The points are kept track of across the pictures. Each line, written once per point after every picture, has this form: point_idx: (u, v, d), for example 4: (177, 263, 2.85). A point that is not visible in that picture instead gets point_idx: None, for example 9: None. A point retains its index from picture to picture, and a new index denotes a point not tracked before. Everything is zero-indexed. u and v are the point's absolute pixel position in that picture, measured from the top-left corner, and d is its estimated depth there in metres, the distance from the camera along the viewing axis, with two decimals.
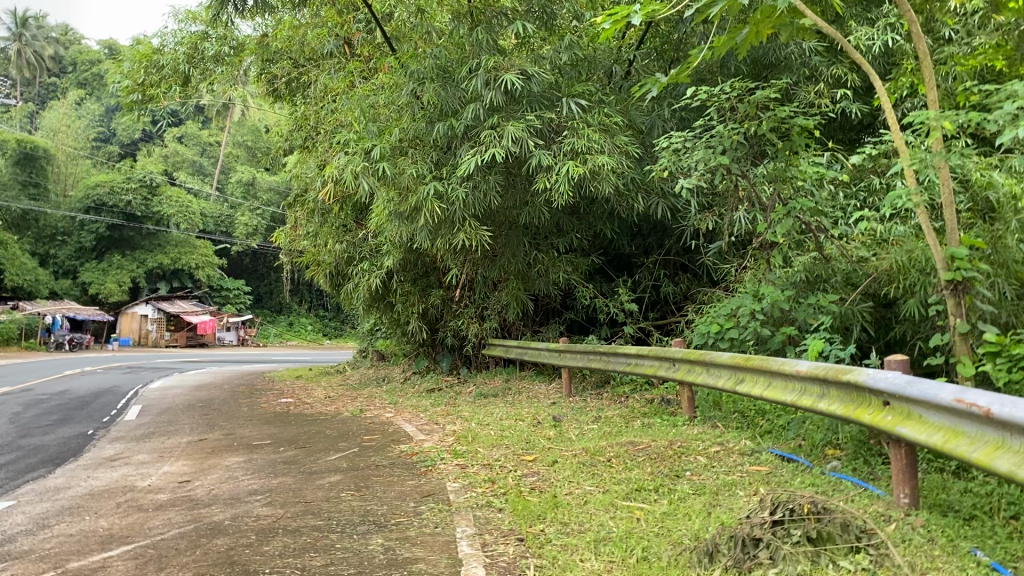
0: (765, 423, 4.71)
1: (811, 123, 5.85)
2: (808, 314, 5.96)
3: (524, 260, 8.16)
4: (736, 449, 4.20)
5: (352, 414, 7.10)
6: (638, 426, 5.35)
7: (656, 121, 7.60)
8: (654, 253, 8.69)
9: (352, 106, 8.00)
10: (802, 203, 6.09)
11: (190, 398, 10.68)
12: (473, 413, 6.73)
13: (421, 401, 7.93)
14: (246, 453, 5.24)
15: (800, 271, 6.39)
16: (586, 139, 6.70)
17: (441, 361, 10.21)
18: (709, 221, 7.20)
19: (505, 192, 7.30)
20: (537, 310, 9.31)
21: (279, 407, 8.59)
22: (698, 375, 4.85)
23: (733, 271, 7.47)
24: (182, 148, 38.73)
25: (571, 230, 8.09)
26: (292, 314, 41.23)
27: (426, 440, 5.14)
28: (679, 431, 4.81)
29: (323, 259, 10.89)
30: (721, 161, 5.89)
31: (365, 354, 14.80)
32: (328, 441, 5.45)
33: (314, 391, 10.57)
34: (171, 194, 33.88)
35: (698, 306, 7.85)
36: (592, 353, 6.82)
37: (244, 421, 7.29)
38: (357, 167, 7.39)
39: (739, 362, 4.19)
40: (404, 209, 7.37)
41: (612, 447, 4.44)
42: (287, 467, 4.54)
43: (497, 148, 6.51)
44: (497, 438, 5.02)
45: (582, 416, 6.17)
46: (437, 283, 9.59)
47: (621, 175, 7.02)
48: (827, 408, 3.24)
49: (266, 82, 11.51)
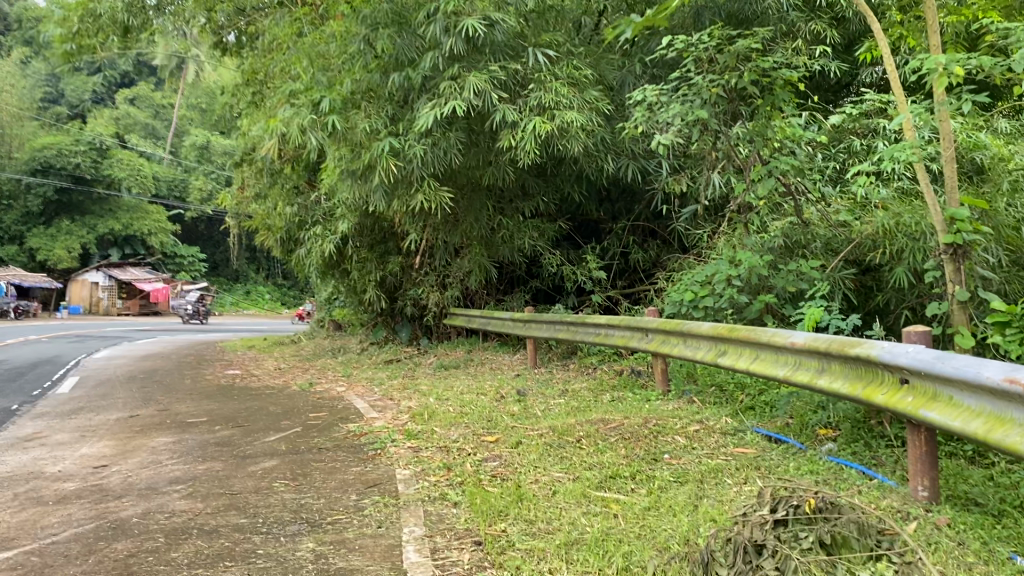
0: (746, 398, 4.31)
1: (795, 77, 5.43)
2: (789, 281, 5.57)
3: (487, 225, 7.69)
4: (717, 428, 3.80)
5: (300, 389, 6.61)
6: (608, 401, 4.94)
7: (627, 77, 7.23)
8: (623, 218, 8.28)
9: (301, 55, 7.40)
10: (785, 163, 5.69)
11: (133, 369, 10.07)
12: (432, 386, 6.29)
13: (376, 374, 7.47)
14: (178, 432, 4.73)
15: (779, 236, 6.02)
16: (554, 94, 6.26)
17: (400, 331, 9.76)
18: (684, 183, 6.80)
19: (467, 150, 6.80)
20: (501, 279, 8.88)
21: (225, 380, 8.07)
22: (674, 347, 4.43)
23: (706, 237, 7.10)
24: (133, 109, 37.29)
25: (537, 193, 7.65)
26: (250, 282, 40.26)
27: (378, 418, 4.68)
28: (652, 407, 4.40)
29: (273, 223, 10.32)
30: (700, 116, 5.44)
31: (321, 323, 14.23)
32: (269, 420, 4.96)
33: (265, 362, 10.03)
34: (123, 157, 32.66)
35: (669, 274, 7.47)
36: (560, 323, 6.40)
37: (183, 395, 6.76)
38: (305, 121, 6.82)
39: (721, 333, 3.78)
40: (358, 167, 6.85)
41: (581, 426, 4.02)
42: (219, 450, 4.05)
43: (458, 101, 6.02)
44: (455, 416, 4.58)
45: (548, 390, 5.75)
46: (396, 249, 9.10)
47: (591, 132, 6.57)
48: (829, 386, 2.84)
49: (212, 34, 10.76)
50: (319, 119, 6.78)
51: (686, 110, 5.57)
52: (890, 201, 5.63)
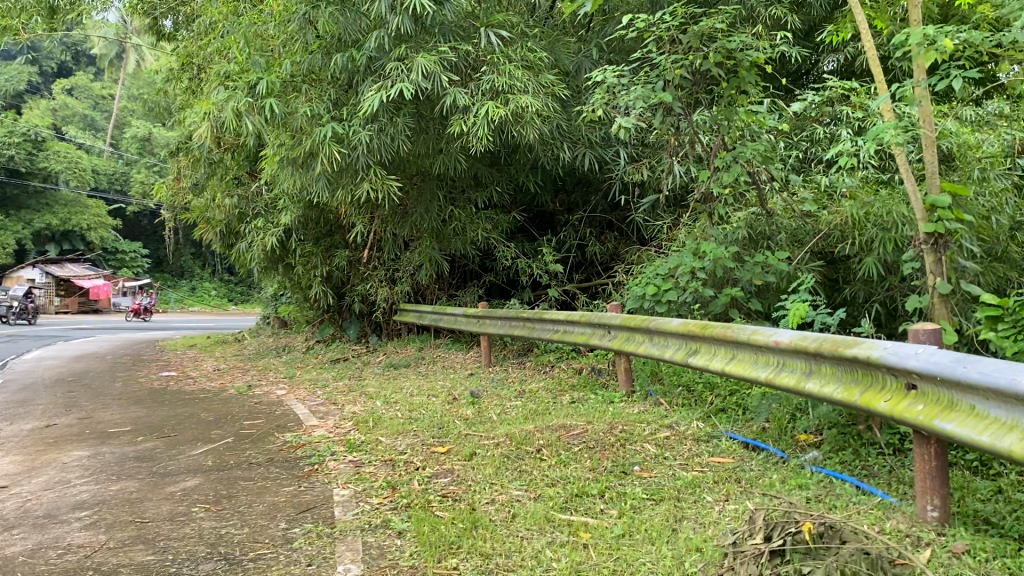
0: (717, 399, 4.01)
1: (762, 59, 5.15)
2: (755, 275, 5.29)
3: (439, 217, 7.31)
4: (689, 433, 3.49)
5: (237, 393, 6.16)
6: (568, 404, 4.61)
7: (584, 62, 6.92)
8: (580, 209, 7.97)
9: (236, 35, 6.92)
10: (751, 150, 5.42)
11: (62, 372, 9.47)
12: (379, 388, 5.90)
13: (321, 375, 7.04)
14: (95, 444, 4.27)
15: (743, 227, 5.77)
16: (508, 77, 5.92)
17: (348, 329, 9.33)
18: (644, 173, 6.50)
19: (416, 137, 6.42)
20: (453, 273, 8.51)
21: (159, 382, 7.56)
22: (639, 345, 4.11)
23: (666, 229, 6.83)
24: (70, 99, 35.89)
25: (491, 183, 7.31)
26: (195, 277, 39.12)
27: (317, 427, 4.28)
28: (617, 410, 4.08)
29: (212, 215, 9.79)
30: (664, 99, 5.12)
31: (265, 319, 13.67)
32: (198, 429, 4.52)
33: (204, 362, 9.51)
34: (59, 149, 31.38)
35: (628, 267, 7.18)
36: (516, 320, 6.07)
37: (110, 400, 6.26)
38: (240, 105, 6.34)
39: (692, 330, 3.47)
40: (299, 155, 6.43)
41: (541, 433, 3.68)
42: (137, 467, 3.62)
43: (406, 83, 5.65)
44: (403, 423, 4.20)
45: (503, 391, 5.41)
46: (342, 242, 8.68)
47: (547, 119, 6.24)
48: (820, 391, 2.54)
49: (146, 16, 10.15)
50: (255, 103, 6.33)
51: (648, 92, 5.26)
52: (858, 190, 5.39)
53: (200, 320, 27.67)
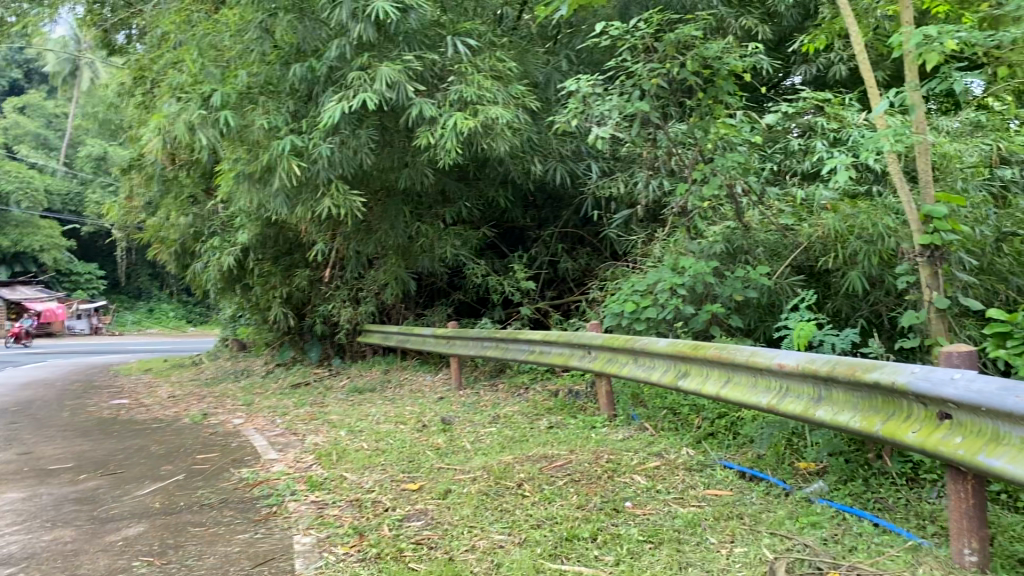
0: (706, 424, 3.78)
1: (740, 67, 4.96)
2: (736, 290, 5.08)
3: (404, 233, 7.03)
4: (680, 462, 3.25)
5: (191, 423, 5.81)
6: (546, 430, 4.35)
7: (553, 73, 6.70)
8: (550, 225, 7.75)
9: (189, 46, 6.59)
10: (731, 161, 5.22)
11: (6, 400, 8.97)
12: (344, 416, 5.58)
13: (282, 402, 6.69)
14: (31, 485, 3.89)
15: (721, 241, 5.58)
16: (475, 87, 5.69)
17: (309, 351, 8.99)
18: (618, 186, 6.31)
19: (381, 150, 6.14)
20: (420, 292, 8.22)
21: (109, 411, 7.15)
22: (621, 367, 3.86)
23: (640, 244, 6.62)
24: (22, 118, 35.00)
25: (458, 198, 7.06)
26: (153, 299, 38.27)
27: (277, 461, 3.97)
28: (599, 436, 3.83)
29: (167, 235, 9.42)
30: (642, 108, 4.88)
31: (224, 342, 13.24)
32: (146, 465, 4.17)
33: (158, 389, 9.08)
34: (10, 169, 30.54)
35: (601, 283, 6.95)
36: (487, 340, 5.80)
37: (54, 432, 5.84)
38: (193, 118, 6.00)
39: (682, 351, 3.23)
40: (256, 170, 6.12)
41: (521, 464, 3.41)
42: (76, 511, 3.26)
43: (369, 93, 5.38)
44: (370, 456, 3.91)
45: (476, 417, 5.13)
46: (303, 261, 8.36)
47: (517, 130, 6.01)
48: (834, 420, 2.31)
49: (96, 29, 9.75)
50: (209, 116, 6.00)
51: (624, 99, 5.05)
52: (839, 201, 5.23)
53: (157, 343, 26.97)
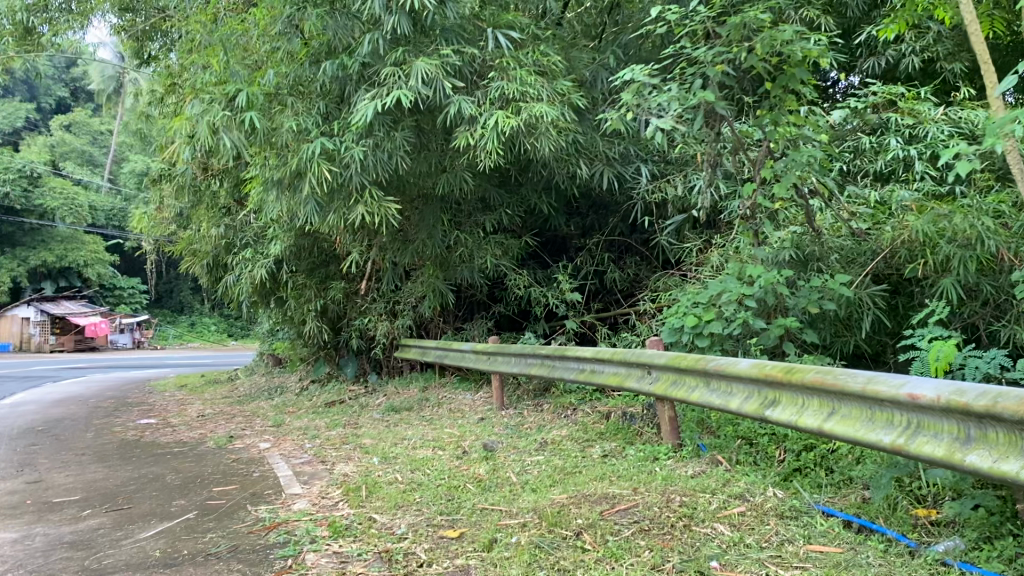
0: (791, 458, 3.26)
1: (814, 52, 4.42)
2: (812, 302, 4.56)
3: (442, 242, 6.60)
4: (768, 507, 2.74)
5: (216, 447, 5.41)
6: (601, 461, 3.86)
7: (600, 71, 6.22)
8: (596, 234, 7.25)
9: (216, 46, 6.24)
10: (806, 157, 4.67)
11: (35, 419, 8.67)
12: (378, 439, 5.15)
13: (314, 423, 6.28)
14: (30, 521, 3.50)
15: (791, 247, 5.06)
16: (519, 82, 5.22)
17: (345, 367, 8.61)
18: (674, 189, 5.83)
19: (416, 153, 5.72)
20: (459, 304, 7.78)
21: (135, 432, 6.80)
22: (688, 392, 3.37)
23: (696, 252, 6.13)
24: (68, 135, 35.41)
25: (499, 205, 6.62)
26: (195, 313, 38.46)
27: (301, 496, 3.54)
28: (665, 471, 3.33)
29: (200, 247, 9.12)
30: (708, 97, 4.22)
31: (260, 357, 12.93)
32: (157, 499, 3.75)
33: (189, 407, 8.73)
34: (55, 185, 30.82)
35: (654, 295, 6.46)
36: (531, 357, 5.33)
37: (72, 456, 5.48)
38: (217, 120, 5.63)
39: (771, 375, 2.73)
40: (286, 176, 5.74)
41: (577, 506, 2.94)
42: (67, 559, 2.84)
43: (404, 90, 4.97)
44: (404, 491, 3.46)
45: (521, 442, 4.66)
46: (338, 273, 7.98)
47: (562, 131, 5.54)
48: (994, 468, 1.82)
49: (128, 37, 9.50)
50: (234, 118, 5.63)
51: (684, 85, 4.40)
52: (925, 202, 4.67)
53: (197, 357, 26.86)
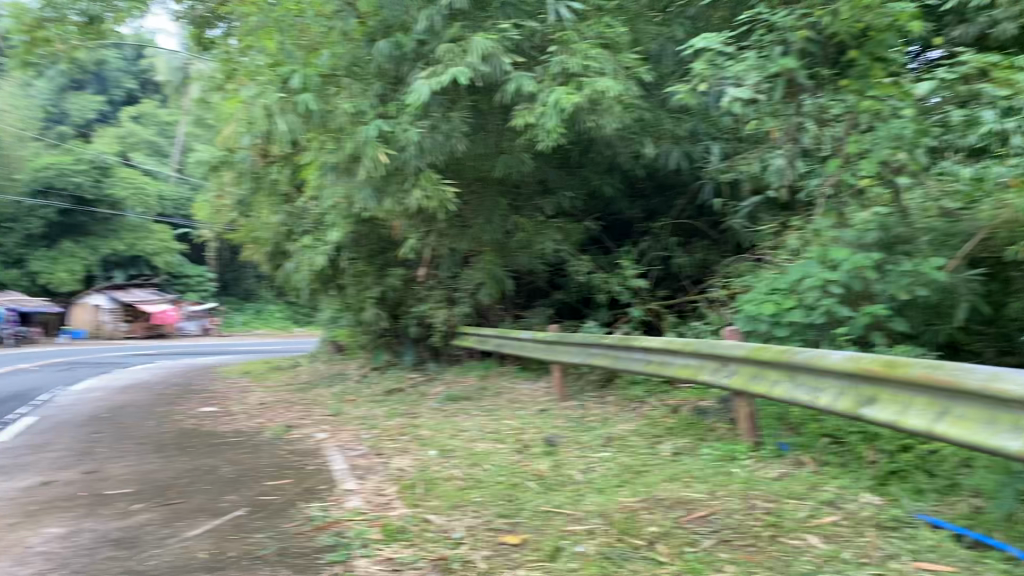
0: (886, 460, 2.96)
1: (906, 14, 4.05)
2: (900, 288, 4.22)
3: (501, 228, 6.38)
4: (864, 516, 2.45)
5: (273, 437, 5.31)
6: (672, 460, 3.61)
7: (667, 45, 5.89)
8: (661, 217, 6.98)
9: (271, 28, 6.10)
10: (895, 129, 4.30)
11: (102, 405, 8.76)
12: (437, 430, 4.98)
13: (372, 412, 6.15)
14: (81, 515, 3.40)
15: (875, 229, 4.70)
16: (581, 57, 4.95)
17: (404, 355, 8.49)
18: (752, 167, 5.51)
19: (474, 135, 5.51)
20: (519, 292, 7.58)
21: (195, 419, 6.76)
22: (769, 386, 3.10)
23: (769, 235, 5.80)
24: (136, 126, 36.23)
25: (561, 188, 6.37)
26: (260, 301, 39.12)
27: (355, 492, 3.37)
28: (744, 474, 3.06)
29: (260, 233, 9.09)
30: (788, 65, 3.89)
31: (321, 344, 12.94)
32: (209, 494, 3.62)
33: (250, 394, 8.72)
34: (125, 175, 31.55)
35: (724, 281, 6.14)
36: (595, 346, 5.09)
37: (131, 445, 5.44)
38: (272, 103, 5.49)
39: (868, 370, 2.45)
40: (341, 160, 5.59)
41: (650, 510, 2.70)
42: (111, 558, 2.72)
43: (460, 67, 4.75)
44: (463, 489, 3.26)
45: (585, 435, 4.43)
46: (396, 260, 7.84)
47: (627, 107, 5.28)
48: None
49: (188, 25, 9.47)
50: (289, 100, 5.48)
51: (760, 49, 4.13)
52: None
53: (262, 343, 27.22)
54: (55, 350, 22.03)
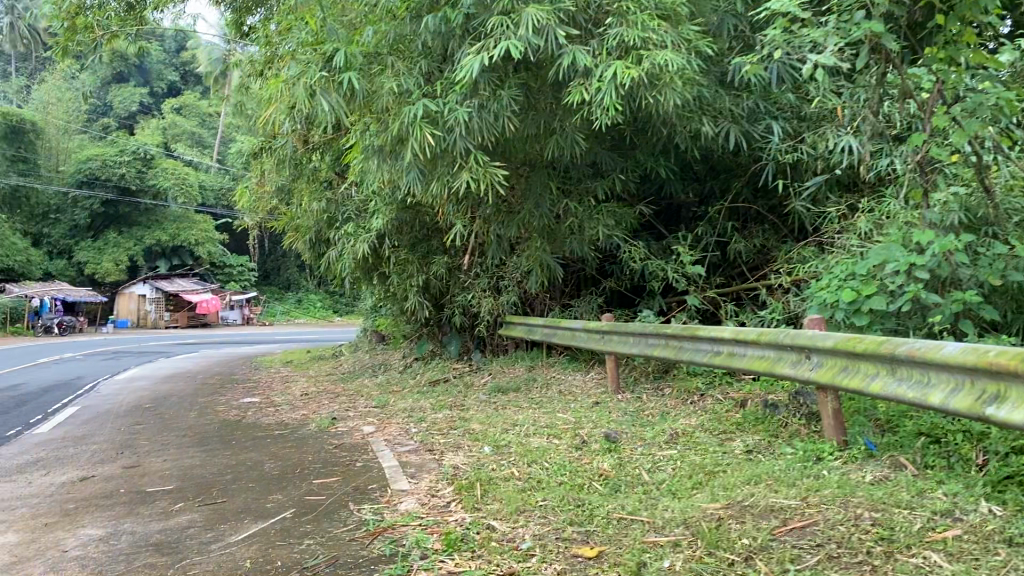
0: (1000, 463, 2.65)
1: None
2: (992, 273, 3.88)
3: (551, 212, 6.12)
4: (991, 530, 2.16)
5: (316, 430, 5.12)
6: (749, 460, 3.33)
7: (726, 18, 5.48)
8: (717, 201, 6.62)
9: (312, 6, 5.87)
10: (991, 99, 3.90)
11: (145, 395, 8.68)
12: (487, 424, 4.75)
13: (418, 404, 5.94)
14: (121, 515, 3.23)
15: (960, 210, 4.36)
16: (640, 28, 4.66)
17: (448, 344, 8.30)
18: (838, 138, 5.20)
19: (525, 114, 5.24)
20: (567, 279, 7.31)
21: (237, 411, 6.62)
22: (863, 381, 2.81)
23: (837, 216, 5.47)
24: (178, 117, 36.51)
25: (613, 170, 6.08)
26: (301, 290, 39.32)
27: (407, 493, 3.15)
28: (837, 478, 2.78)
29: (302, 221, 8.93)
30: (875, 28, 3.55)
31: (362, 333, 12.81)
32: (253, 493, 3.42)
33: (293, 384, 8.58)
34: (167, 166, 31.80)
35: (788, 266, 5.81)
36: (654, 336, 4.81)
37: (173, 438, 5.29)
38: (314, 82, 5.27)
39: (995, 364, 2.17)
40: (387, 142, 5.36)
41: (739, 520, 2.43)
42: (149, 566, 2.52)
43: (512, 41, 4.48)
44: (524, 490, 3.02)
45: (648, 431, 4.16)
46: (441, 247, 7.60)
47: (688, 82, 4.96)
48: None
49: (228, 10, 9.33)
50: (332, 79, 5.26)
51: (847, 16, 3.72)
52: None
53: (303, 332, 27.31)
54: (100, 340, 22.21)
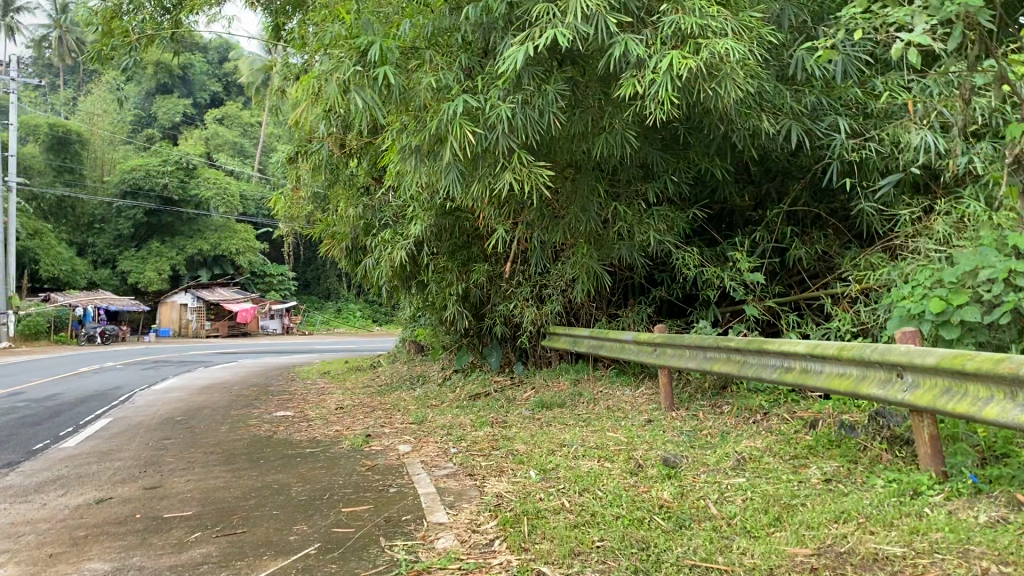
0: None
1: None
2: None
3: (598, 216, 5.76)
4: None
5: (349, 448, 4.80)
6: (832, 492, 2.93)
7: (788, 8, 5.09)
8: (774, 204, 6.20)
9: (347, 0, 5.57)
10: None
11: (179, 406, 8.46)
12: (532, 443, 4.39)
13: (457, 419, 5.60)
14: (131, 545, 2.93)
15: None
16: (698, 15, 4.29)
17: (489, 356, 7.97)
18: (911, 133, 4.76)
19: (572, 110, 4.89)
20: (614, 288, 6.94)
21: (269, 425, 6.34)
22: (976, 404, 2.40)
23: (910, 219, 5.03)
24: (220, 128, 36.85)
25: (663, 172, 5.70)
26: (341, 300, 39.34)
27: (444, 526, 2.81)
28: (946, 517, 2.38)
29: (339, 227, 8.66)
30: (973, 3, 3.13)
31: (400, 343, 12.53)
32: (276, 522, 3.11)
33: (328, 397, 8.30)
34: (209, 176, 32.02)
35: (855, 273, 5.38)
36: (712, 349, 4.41)
37: (200, 455, 5.02)
38: (347, 78, 4.96)
39: None
40: (425, 141, 5.04)
41: None
42: None
43: (559, 29, 4.14)
44: (576, 525, 2.66)
45: (710, 454, 3.77)
46: (481, 255, 7.27)
47: (749, 73, 4.58)
48: None
49: (265, 14, 9.15)
50: (366, 76, 4.96)
51: None
52: None
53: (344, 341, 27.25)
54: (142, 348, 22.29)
